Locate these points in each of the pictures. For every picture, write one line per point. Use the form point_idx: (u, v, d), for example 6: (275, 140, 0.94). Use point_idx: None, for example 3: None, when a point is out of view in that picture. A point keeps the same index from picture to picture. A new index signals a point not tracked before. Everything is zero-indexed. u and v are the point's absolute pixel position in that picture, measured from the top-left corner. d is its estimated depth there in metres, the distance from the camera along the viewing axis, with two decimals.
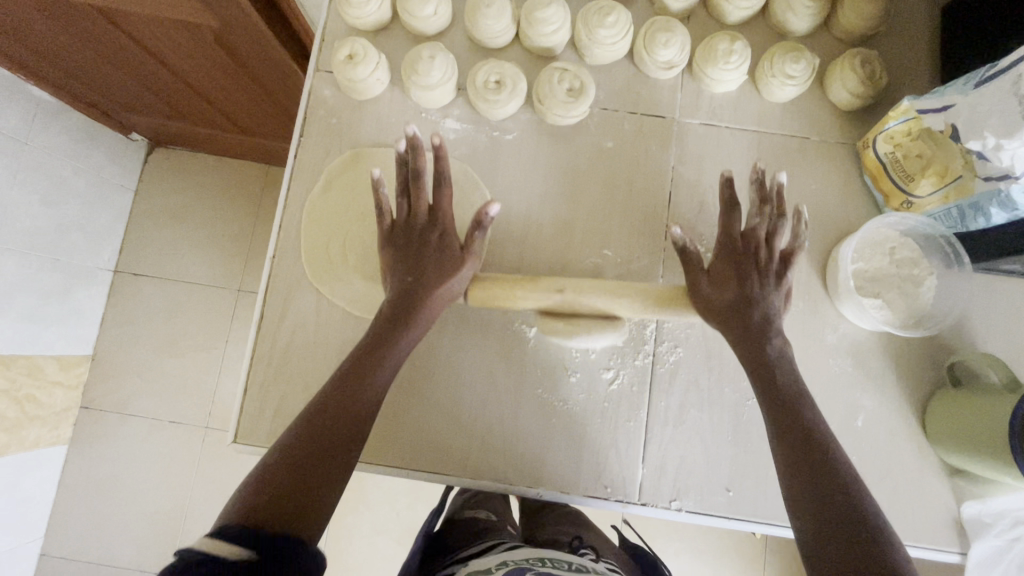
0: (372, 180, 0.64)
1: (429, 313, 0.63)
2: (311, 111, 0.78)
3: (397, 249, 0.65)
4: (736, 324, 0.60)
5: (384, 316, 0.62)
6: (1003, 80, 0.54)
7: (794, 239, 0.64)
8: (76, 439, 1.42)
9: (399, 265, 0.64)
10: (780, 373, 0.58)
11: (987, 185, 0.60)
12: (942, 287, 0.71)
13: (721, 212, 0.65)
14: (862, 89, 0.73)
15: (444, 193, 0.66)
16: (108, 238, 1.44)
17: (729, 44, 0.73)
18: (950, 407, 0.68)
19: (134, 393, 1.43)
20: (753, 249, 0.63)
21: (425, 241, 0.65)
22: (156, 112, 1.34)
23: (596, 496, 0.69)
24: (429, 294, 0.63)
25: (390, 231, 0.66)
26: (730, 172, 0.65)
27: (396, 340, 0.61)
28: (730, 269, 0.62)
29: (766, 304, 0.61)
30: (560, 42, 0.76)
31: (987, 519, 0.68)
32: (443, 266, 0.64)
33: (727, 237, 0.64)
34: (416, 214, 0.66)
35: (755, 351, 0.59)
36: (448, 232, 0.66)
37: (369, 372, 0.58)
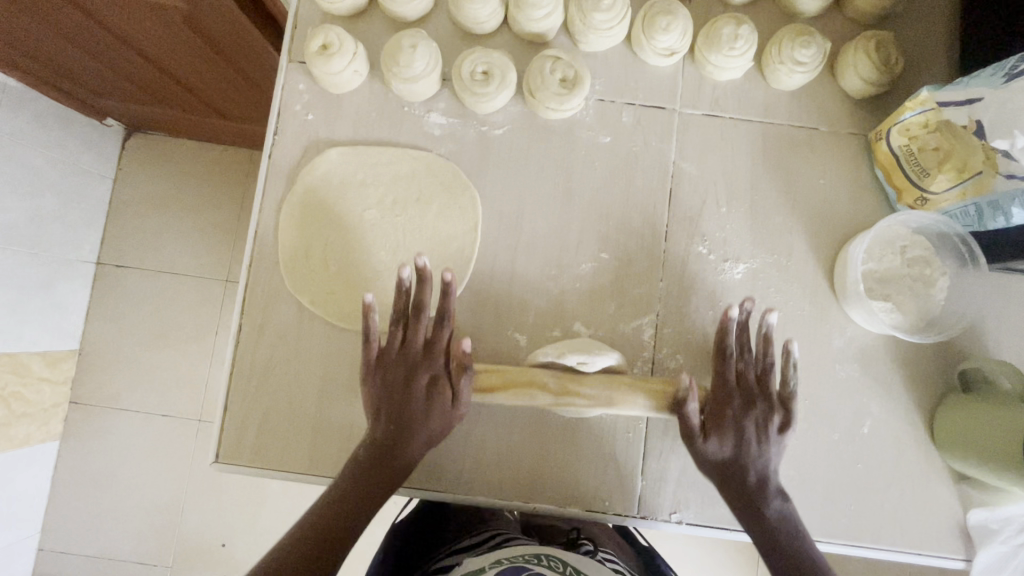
0: (363, 306, 0.59)
1: (408, 463, 0.60)
2: (286, 105, 0.72)
3: (384, 386, 0.60)
4: (732, 487, 0.59)
5: (362, 462, 0.59)
6: None
7: (789, 386, 0.61)
8: (67, 434, 1.39)
9: (383, 405, 0.60)
10: (781, 537, 0.57)
11: (1010, 183, 0.57)
12: (955, 289, 0.67)
13: (718, 358, 0.61)
14: (875, 77, 0.68)
15: (443, 330, 0.61)
16: (87, 228, 1.39)
17: (734, 28, 0.68)
18: (959, 414, 0.65)
19: (124, 389, 1.40)
20: (752, 390, 0.60)
21: (413, 385, 0.60)
22: (130, 98, 1.27)
23: (594, 510, 0.67)
24: (411, 445, 0.60)
25: (378, 364, 0.61)
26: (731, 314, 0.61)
27: (372, 491, 0.59)
28: (727, 418, 0.59)
29: (763, 460, 0.59)
30: (552, 28, 0.71)
31: (994, 526, 0.66)
32: (429, 417, 0.60)
33: (722, 383, 0.60)
34: (409, 348, 0.61)
35: (751, 512, 0.58)
36: (440, 373, 0.61)
37: (339, 530, 0.57)
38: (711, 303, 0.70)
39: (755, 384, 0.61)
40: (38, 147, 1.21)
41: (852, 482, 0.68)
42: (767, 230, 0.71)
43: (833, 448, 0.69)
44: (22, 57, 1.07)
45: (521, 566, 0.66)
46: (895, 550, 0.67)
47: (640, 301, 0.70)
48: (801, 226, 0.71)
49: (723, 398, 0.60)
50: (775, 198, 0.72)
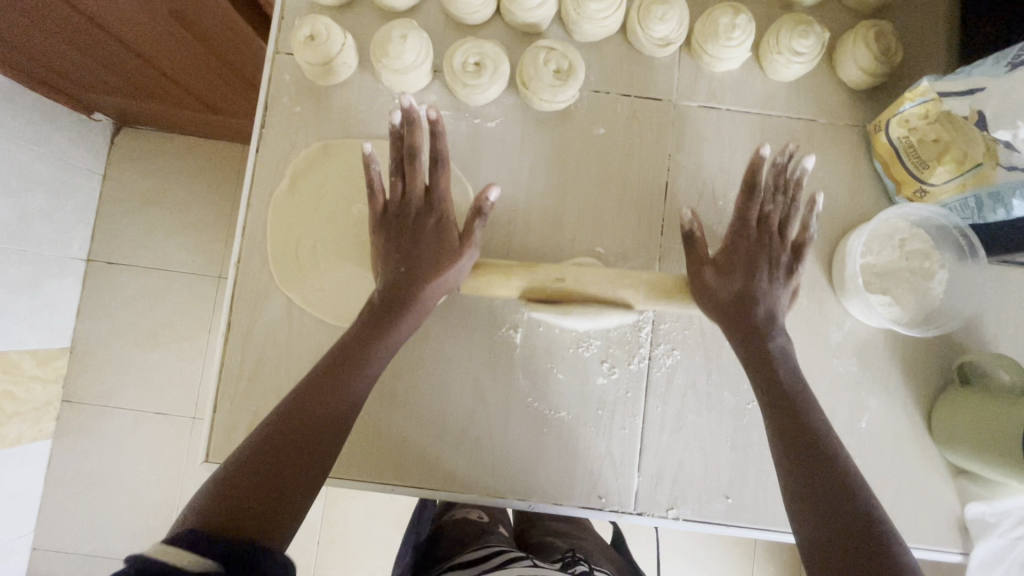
0: (363, 157, 0.59)
1: (422, 305, 0.60)
2: (273, 98, 0.70)
3: (391, 230, 0.61)
4: (735, 320, 0.58)
5: (374, 306, 0.59)
6: None
7: (806, 228, 0.61)
8: (60, 432, 1.37)
9: (392, 251, 0.60)
10: (780, 367, 0.56)
11: (1012, 175, 0.56)
12: (953, 281, 0.67)
13: (741, 193, 0.60)
14: (874, 67, 0.67)
15: (442, 172, 0.62)
16: (77, 225, 1.36)
17: (732, 17, 0.66)
18: (957, 408, 0.65)
19: (117, 387, 1.38)
20: (768, 232, 0.61)
21: (420, 226, 0.61)
22: (119, 93, 1.24)
23: (590, 507, 0.67)
24: (423, 284, 0.59)
25: (383, 214, 0.62)
26: (763, 155, 0.58)
27: (387, 331, 0.58)
28: (740, 258, 0.59)
29: (770, 297, 0.59)
30: (546, 17, 0.69)
31: (991, 519, 0.66)
32: (440, 253, 0.60)
33: (740, 220, 0.60)
34: (411, 193, 0.62)
35: (758, 346, 0.57)
36: (446, 218, 0.62)
37: (353, 367, 0.55)
38: None
39: (767, 224, 0.61)
40: (25, 144, 1.18)
41: None
42: None
43: None
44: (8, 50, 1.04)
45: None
46: None
47: None
48: None
49: (735, 238, 0.60)
50: None
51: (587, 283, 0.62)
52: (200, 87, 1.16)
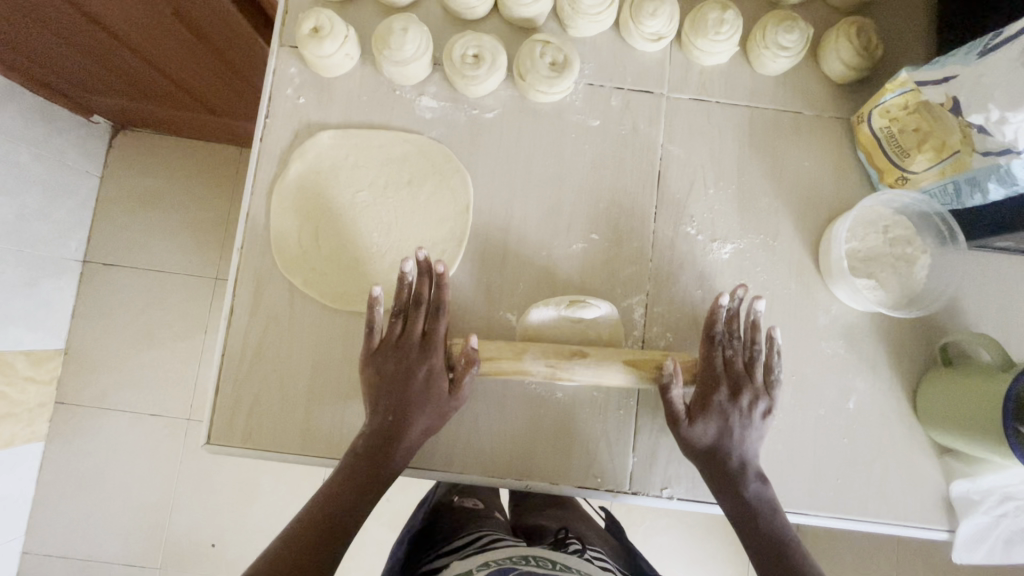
0: (369, 299, 0.62)
1: (408, 450, 0.62)
2: (276, 90, 0.72)
3: (385, 373, 0.62)
4: (710, 469, 0.61)
5: (360, 454, 0.61)
6: (1011, 48, 0.50)
7: (770, 369, 0.64)
8: (53, 434, 1.37)
9: (382, 395, 0.62)
10: (756, 518, 0.59)
11: (985, 160, 0.58)
12: (935, 266, 0.69)
13: (704, 343, 0.63)
14: (857, 60, 0.70)
15: (438, 325, 0.63)
16: (74, 226, 1.38)
17: (720, 13, 0.69)
18: (942, 387, 0.67)
19: (112, 388, 1.39)
20: (737, 375, 0.63)
21: (413, 376, 0.62)
22: (118, 94, 1.25)
23: (586, 487, 0.68)
24: (413, 434, 0.62)
25: (375, 356, 0.63)
26: (721, 304, 0.62)
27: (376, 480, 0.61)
28: (713, 404, 0.61)
29: (742, 445, 0.61)
30: (541, 13, 0.72)
31: (975, 498, 0.68)
32: (431, 403, 0.62)
33: (710, 369, 0.62)
34: (407, 339, 0.63)
35: (730, 482, 0.61)
36: (438, 367, 0.63)
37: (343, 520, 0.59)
38: (699, 282, 0.72)
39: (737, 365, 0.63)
40: (25, 143, 1.19)
41: (838, 457, 0.70)
42: (753, 212, 0.73)
43: (819, 423, 0.70)
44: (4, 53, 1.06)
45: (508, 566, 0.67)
46: (881, 522, 0.69)
47: (631, 281, 0.71)
48: (786, 208, 0.73)
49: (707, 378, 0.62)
50: (761, 180, 0.73)
51: (565, 385, 0.63)
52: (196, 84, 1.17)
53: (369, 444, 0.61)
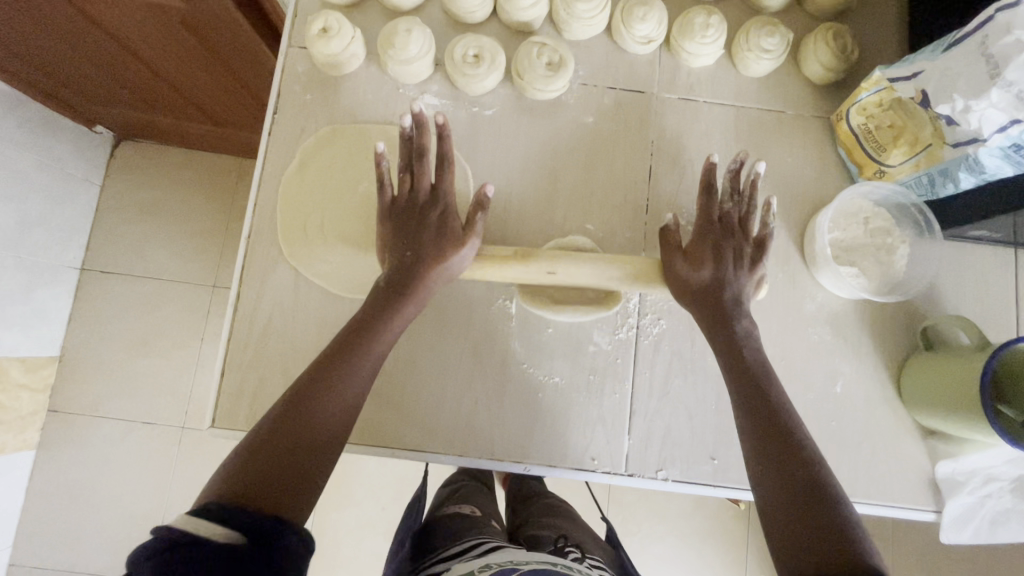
0: (374, 154, 0.64)
1: (426, 292, 0.63)
2: (284, 88, 0.76)
3: (394, 229, 0.64)
4: (705, 305, 0.62)
5: (371, 307, 0.60)
6: (969, 42, 0.54)
7: (765, 225, 0.67)
8: (43, 444, 1.36)
9: (394, 248, 0.63)
10: (746, 350, 0.59)
11: (956, 151, 0.61)
12: (913, 255, 0.73)
13: (701, 195, 0.67)
14: (835, 63, 0.75)
15: (445, 172, 0.65)
16: (73, 234, 1.39)
17: (705, 18, 0.74)
18: (923, 369, 0.70)
19: (104, 397, 1.38)
20: (730, 228, 0.66)
21: (422, 223, 0.64)
22: (123, 105, 1.30)
23: (583, 468, 0.70)
24: (424, 280, 0.62)
25: (386, 216, 0.65)
26: (713, 161, 0.66)
27: (388, 326, 0.60)
28: (709, 248, 0.63)
29: (737, 283, 0.63)
30: (538, 17, 0.76)
31: (960, 478, 0.70)
32: (440, 245, 0.63)
33: (705, 216, 0.66)
34: (415, 196, 0.65)
35: (726, 331, 0.61)
36: (450, 211, 0.65)
37: (357, 364, 0.56)
38: None
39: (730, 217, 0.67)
40: (26, 151, 1.22)
41: (828, 439, 0.72)
42: None
43: (808, 407, 0.73)
44: (7, 59, 1.08)
45: (510, 568, 0.65)
46: (871, 505, 0.71)
47: None
48: (771, 201, 0.76)
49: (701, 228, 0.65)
50: (747, 175, 0.77)
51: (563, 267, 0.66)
52: (195, 91, 1.19)
53: (381, 295, 0.61)
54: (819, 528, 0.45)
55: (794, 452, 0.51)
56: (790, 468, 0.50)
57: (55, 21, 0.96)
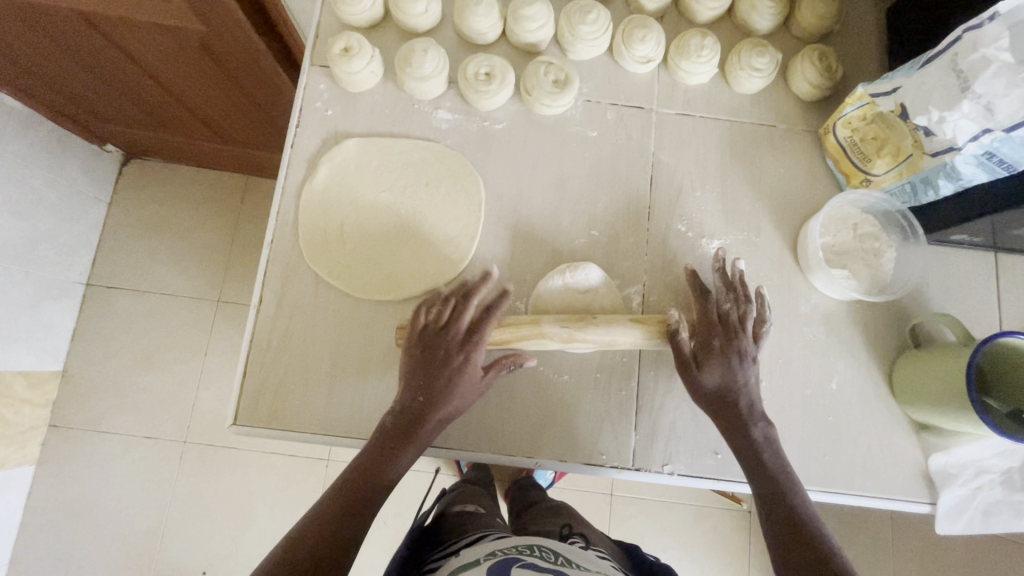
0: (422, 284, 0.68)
1: (430, 435, 0.65)
2: (307, 103, 0.80)
3: (426, 357, 0.66)
4: (725, 415, 0.65)
5: (393, 429, 0.65)
6: (941, 60, 0.59)
7: (762, 320, 0.69)
8: (43, 459, 1.51)
9: (420, 377, 0.65)
10: (764, 452, 0.63)
11: (934, 160, 0.66)
12: (901, 258, 0.77)
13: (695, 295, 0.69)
14: (821, 81, 0.80)
15: (492, 312, 0.67)
16: (80, 250, 1.56)
17: (700, 39, 0.79)
18: (914, 365, 0.73)
19: (105, 412, 1.54)
20: (732, 326, 0.67)
21: (447, 365, 0.65)
22: (134, 123, 1.47)
23: (592, 463, 0.72)
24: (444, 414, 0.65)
25: (417, 339, 0.67)
26: (693, 267, 0.71)
27: (410, 449, 0.64)
28: (716, 351, 0.65)
29: (749, 389, 0.65)
30: (544, 39, 0.81)
31: (953, 471, 0.73)
32: (464, 385, 0.66)
33: (706, 319, 0.67)
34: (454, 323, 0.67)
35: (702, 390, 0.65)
36: (474, 358, 0.66)
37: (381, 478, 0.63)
38: None
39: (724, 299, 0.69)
40: (39, 170, 1.39)
41: (825, 435, 0.75)
42: (736, 211, 0.81)
43: (806, 403, 0.76)
44: (29, 78, 1.25)
45: (513, 557, 0.66)
46: (867, 496, 0.74)
47: (628, 273, 0.78)
48: (765, 208, 0.81)
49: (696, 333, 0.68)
50: (743, 184, 0.82)
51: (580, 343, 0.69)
52: (195, 100, 1.30)
53: (403, 419, 0.65)
54: (793, 531, 0.59)
55: (779, 474, 0.63)
56: (776, 487, 0.62)
57: (72, 39, 1.09)
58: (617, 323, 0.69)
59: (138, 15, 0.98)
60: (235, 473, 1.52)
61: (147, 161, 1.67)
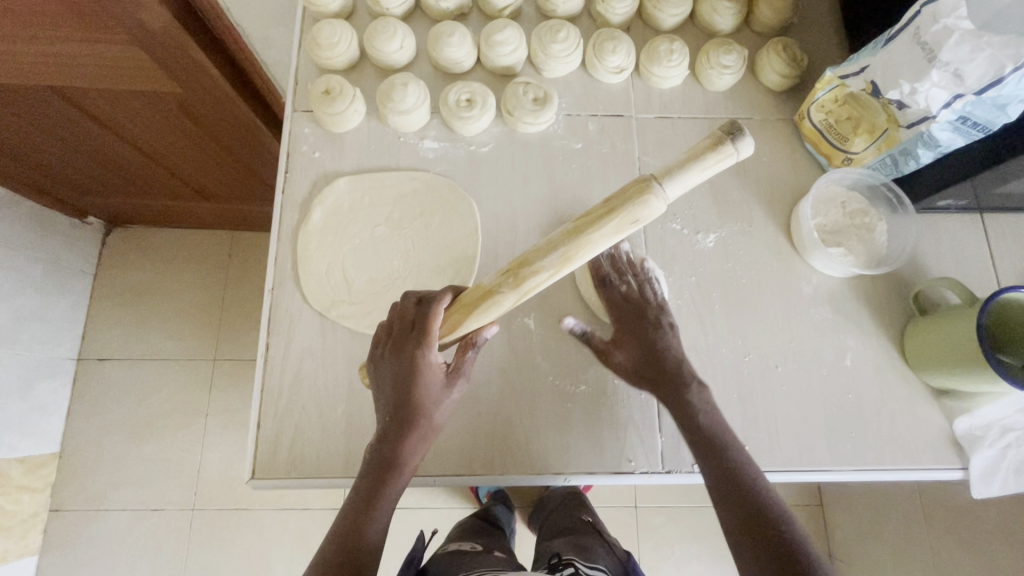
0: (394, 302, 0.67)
1: (413, 451, 0.63)
2: (293, 148, 0.81)
3: (386, 375, 0.64)
4: (659, 389, 0.67)
5: (374, 463, 0.63)
6: (904, 36, 0.62)
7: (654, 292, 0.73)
8: (45, 548, 1.44)
9: (386, 399, 0.63)
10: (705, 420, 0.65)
11: (911, 132, 0.68)
12: (892, 230, 0.79)
13: (620, 316, 0.71)
14: (788, 70, 0.83)
15: (434, 305, 0.63)
16: (69, 327, 1.54)
17: (669, 45, 0.82)
18: (923, 332, 0.74)
19: (107, 491, 1.48)
20: (640, 311, 0.71)
21: (405, 372, 0.63)
22: (115, 193, 1.47)
23: (622, 472, 0.71)
24: (422, 429, 0.63)
25: (374, 360, 0.66)
26: (619, 267, 0.73)
27: (398, 476, 0.63)
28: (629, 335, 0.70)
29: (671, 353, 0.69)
30: (518, 61, 0.84)
31: (979, 433, 0.73)
32: (431, 394, 0.63)
33: (623, 315, 0.71)
34: (400, 329, 0.64)
35: (679, 403, 0.66)
36: (430, 358, 0.63)
37: (375, 514, 0.62)
38: (691, 269, 0.80)
39: (645, 301, 0.72)
40: (22, 250, 1.37)
41: (848, 411, 0.75)
42: (728, 203, 0.82)
43: (824, 383, 0.76)
44: (10, 162, 1.26)
45: None
46: (900, 470, 0.73)
47: None
48: (755, 197, 0.83)
49: (658, 362, 0.68)
50: (730, 176, 0.83)
51: (534, 282, 0.58)
52: (178, 163, 1.32)
53: (383, 448, 0.63)
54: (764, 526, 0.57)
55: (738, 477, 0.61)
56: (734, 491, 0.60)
57: (46, 116, 1.10)
58: (585, 228, 0.55)
59: (113, 86, 0.99)
60: (249, 536, 1.47)
61: (131, 229, 1.66)
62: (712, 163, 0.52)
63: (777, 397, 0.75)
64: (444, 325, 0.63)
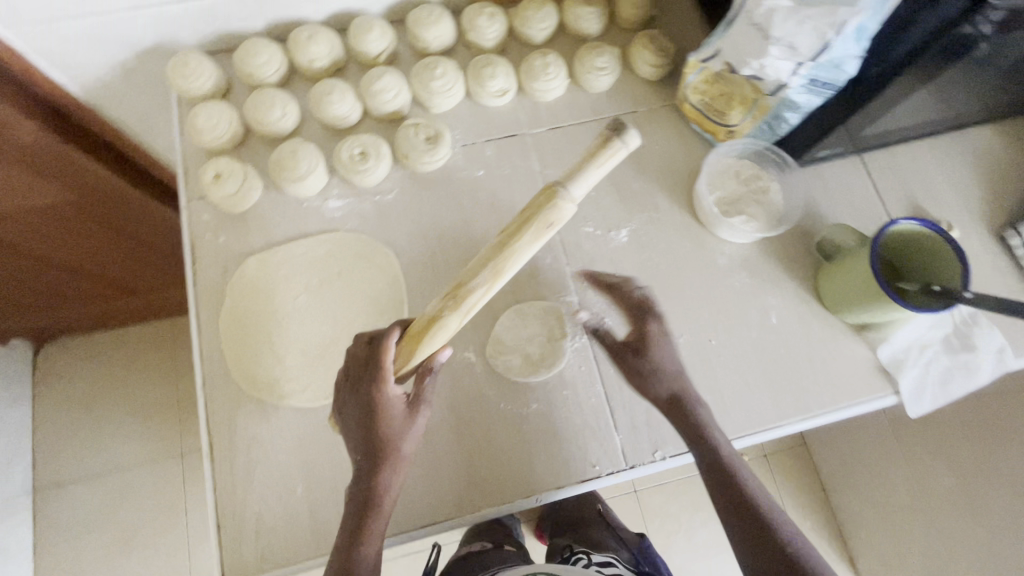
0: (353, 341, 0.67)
1: (388, 483, 0.63)
2: (197, 237, 0.80)
3: (348, 417, 0.64)
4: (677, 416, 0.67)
5: (352, 505, 0.63)
6: (743, 17, 0.67)
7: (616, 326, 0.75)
8: None
9: (354, 441, 0.64)
10: (708, 424, 0.67)
11: (773, 98, 0.73)
12: (786, 188, 0.84)
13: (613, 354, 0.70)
14: (658, 60, 0.87)
15: (385, 341, 0.62)
16: (16, 459, 1.44)
17: (542, 59, 0.85)
18: (830, 277, 0.79)
19: None
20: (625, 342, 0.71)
21: (365, 409, 0.63)
22: (34, 312, 1.38)
23: (588, 477, 0.73)
24: (393, 463, 0.63)
25: (336, 406, 0.66)
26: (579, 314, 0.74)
27: (378, 511, 0.62)
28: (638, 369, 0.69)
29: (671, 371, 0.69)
30: (403, 104, 0.85)
31: (901, 355, 0.79)
32: (394, 426, 0.63)
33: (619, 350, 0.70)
34: (354, 371, 0.64)
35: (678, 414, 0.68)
36: (388, 392, 0.62)
37: (361, 557, 0.61)
38: (612, 266, 0.82)
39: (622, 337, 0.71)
40: None
41: (783, 365, 0.79)
42: (632, 196, 0.86)
43: (756, 344, 0.80)
44: None
45: None
46: (842, 409, 0.78)
47: (557, 285, 0.81)
48: (656, 185, 0.86)
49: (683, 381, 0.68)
50: (629, 170, 0.87)
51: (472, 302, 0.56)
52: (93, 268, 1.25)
53: (359, 487, 0.63)
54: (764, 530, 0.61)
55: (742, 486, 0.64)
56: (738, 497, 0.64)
57: None
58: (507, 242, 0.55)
59: None
60: None
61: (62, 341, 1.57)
62: (606, 159, 0.52)
63: (717, 368, 0.79)
64: (397, 359, 0.62)
